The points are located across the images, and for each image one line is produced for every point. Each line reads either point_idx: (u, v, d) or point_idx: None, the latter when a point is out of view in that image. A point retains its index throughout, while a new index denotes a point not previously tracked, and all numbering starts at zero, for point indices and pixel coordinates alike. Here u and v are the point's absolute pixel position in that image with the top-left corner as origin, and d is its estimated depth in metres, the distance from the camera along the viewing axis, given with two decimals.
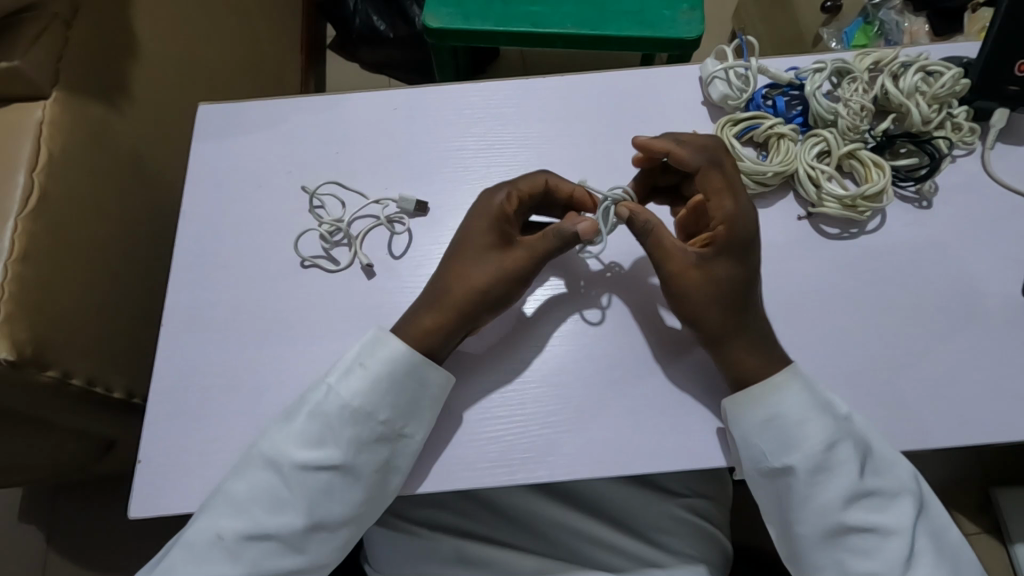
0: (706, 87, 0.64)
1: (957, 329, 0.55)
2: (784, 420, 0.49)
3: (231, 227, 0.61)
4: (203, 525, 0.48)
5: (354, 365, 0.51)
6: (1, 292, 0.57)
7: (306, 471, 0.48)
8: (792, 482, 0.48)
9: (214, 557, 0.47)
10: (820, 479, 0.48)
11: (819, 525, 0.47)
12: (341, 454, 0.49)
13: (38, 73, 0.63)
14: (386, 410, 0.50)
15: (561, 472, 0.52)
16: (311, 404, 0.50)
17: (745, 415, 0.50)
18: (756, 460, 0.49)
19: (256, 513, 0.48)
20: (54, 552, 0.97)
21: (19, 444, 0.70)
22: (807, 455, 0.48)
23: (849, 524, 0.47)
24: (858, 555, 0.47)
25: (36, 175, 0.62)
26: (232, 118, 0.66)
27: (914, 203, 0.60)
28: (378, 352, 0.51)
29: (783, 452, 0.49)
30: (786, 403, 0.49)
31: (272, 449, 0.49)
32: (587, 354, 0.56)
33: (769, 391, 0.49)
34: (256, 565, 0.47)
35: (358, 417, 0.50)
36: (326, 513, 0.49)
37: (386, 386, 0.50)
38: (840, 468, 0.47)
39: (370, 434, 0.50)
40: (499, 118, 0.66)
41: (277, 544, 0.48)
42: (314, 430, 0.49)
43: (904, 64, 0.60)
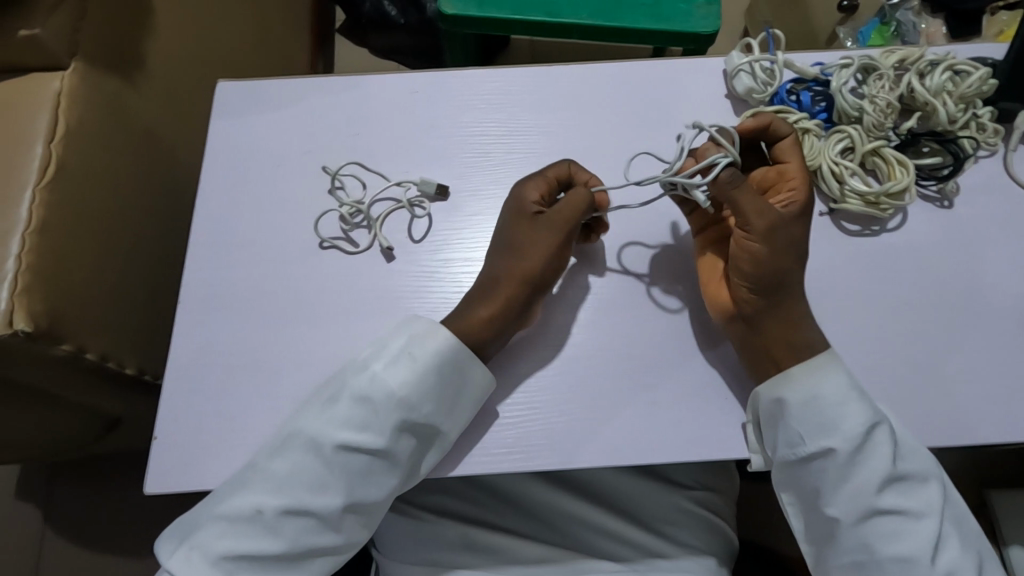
0: (731, 80, 0.64)
1: (975, 330, 0.55)
2: (823, 401, 0.49)
3: (248, 206, 0.60)
4: (241, 500, 0.47)
5: (401, 354, 0.51)
6: (17, 263, 0.56)
7: (349, 454, 0.48)
8: (825, 463, 0.48)
9: (251, 531, 0.47)
10: (857, 459, 0.48)
11: (853, 507, 0.47)
12: (383, 441, 0.49)
13: (57, 43, 0.62)
14: (429, 403, 0.50)
15: (578, 460, 0.52)
16: (355, 389, 0.50)
17: (781, 394, 0.50)
18: (793, 443, 0.49)
19: (298, 492, 0.47)
20: (56, 528, 0.97)
21: (29, 417, 0.69)
22: (848, 436, 0.48)
23: (879, 507, 0.47)
24: (885, 538, 0.47)
25: (53, 146, 0.61)
26: (251, 96, 0.65)
27: (936, 203, 0.60)
28: (426, 343, 0.51)
29: (820, 434, 0.49)
30: (824, 384, 0.49)
31: (317, 432, 0.49)
32: (605, 342, 0.56)
33: (810, 370, 0.50)
34: (295, 541, 0.47)
35: (402, 407, 0.49)
36: (363, 495, 0.49)
37: (431, 378, 0.50)
38: (878, 450, 0.48)
39: (411, 423, 0.50)
40: (522, 104, 0.65)
41: (316, 522, 0.48)
42: (359, 416, 0.49)
43: (931, 63, 0.60)
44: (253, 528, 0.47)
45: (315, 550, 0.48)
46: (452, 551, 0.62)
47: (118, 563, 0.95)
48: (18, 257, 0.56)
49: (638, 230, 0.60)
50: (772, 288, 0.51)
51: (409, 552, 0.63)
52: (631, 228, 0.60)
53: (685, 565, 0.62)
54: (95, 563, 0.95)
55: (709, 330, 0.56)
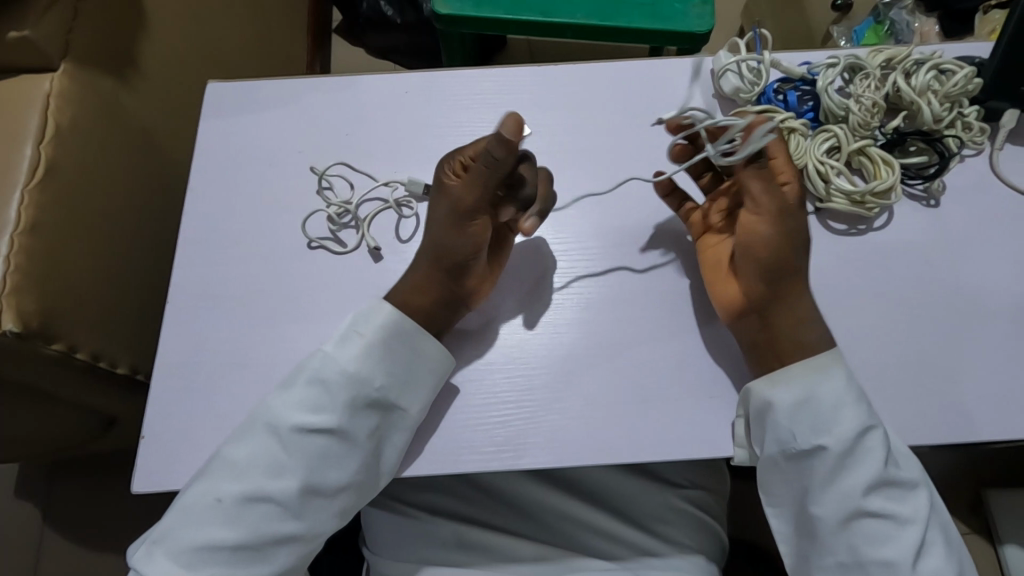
0: (718, 80, 0.64)
1: (961, 328, 0.55)
2: (818, 403, 0.49)
3: (238, 206, 0.61)
4: (202, 489, 0.48)
5: (350, 333, 0.52)
6: (7, 263, 0.57)
7: (304, 435, 0.49)
8: (815, 463, 0.48)
9: (212, 519, 0.47)
10: (847, 462, 0.48)
11: (839, 508, 0.47)
12: (338, 419, 0.49)
13: (48, 44, 0.62)
14: (381, 375, 0.51)
15: (564, 458, 0.52)
16: (309, 371, 0.50)
17: (775, 392, 0.50)
18: (784, 441, 0.49)
19: (256, 477, 0.48)
20: (53, 527, 0.97)
21: (22, 417, 0.70)
22: (840, 438, 0.48)
23: (866, 510, 0.47)
24: (870, 541, 0.47)
25: (43, 147, 0.61)
26: (242, 96, 0.65)
27: (922, 202, 0.60)
28: (373, 318, 0.52)
29: (812, 434, 0.49)
30: (820, 385, 0.49)
31: (272, 415, 0.49)
32: (592, 339, 0.56)
33: (807, 372, 0.50)
34: (255, 528, 0.47)
35: (354, 381, 0.50)
36: (323, 478, 0.49)
37: (381, 353, 0.52)
38: (869, 455, 0.47)
39: (365, 399, 0.50)
40: (511, 104, 0.65)
41: (277, 507, 0.48)
42: (312, 397, 0.50)
43: (917, 62, 0.60)
44: (213, 515, 0.47)
45: (276, 536, 0.48)
46: (443, 550, 0.63)
47: (114, 561, 0.96)
48: (9, 258, 0.57)
49: (626, 230, 0.60)
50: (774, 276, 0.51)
51: (401, 550, 0.63)
52: (618, 226, 0.60)
53: (677, 562, 0.62)
54: (92, 562, 0.96)
55: (696, 328, 0.56)
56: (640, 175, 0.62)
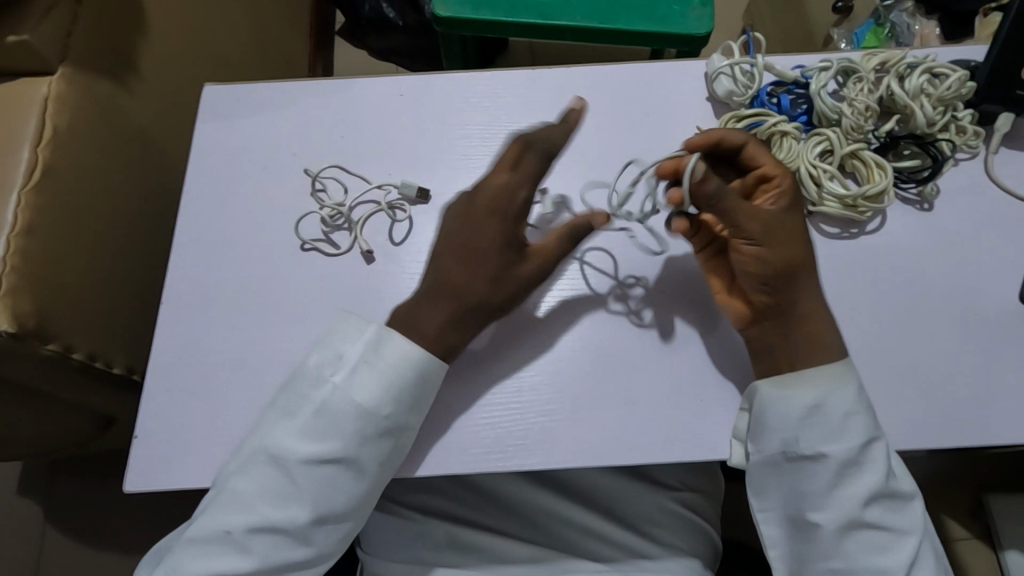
0: (712, 83, 0.64)
1: (954, 332, 0.55)
2: (824, 413, 0.49)
3: (233, 208, 0.61)
4: (210, 520, 0.49)
5: (360, 363, 0.51)
6: (4, 265, 0.57)
7: (311, 466, 0.49)
8: (819, 469, 0.49)
9: (222, 548, 0.48)
10: (849, 472, 0.48)
11: (838, 515, 0.48)
12: (345, 449, 0.49)
13: (46, 48, 0.63)
14: (389, 406, 0.50)
15: (554, 460, 0.52)
16: (316, 403, 0.50)
17: (784, 394, 0.50)
18: (789, 444, 0.49)
19: (262, 507, 0.48)
20: (52, 524, 0.98)
21: (21, 417, 0.70)
22: (845, 447, 0.48)
23: (865, 519, 0.48)
24: (866, 548, 0.48)
25: (40, 150, 0.62)
26: (238, 99, 0.66)
27: (916, 206, 0.60)
28: (385, 346, 0.51)
29: (820, 441, 0.49)
30: (831, 394, 0.49)
31: (277, 446, 0.49)
32: (583, 342, 0.56)
33: (818, 379, 0.49)
34: (265, 557, 0.48)
35: (363, 413, 0.50)
36: (330, 506, 0.49)
37: (395, 380, 0.50)
38: (871, 466, 0.48)
39: (374, 430, 0.50)
40: (505, 107, 0.66)
41: (285, 535, 0.48)
42: (319, 428, 0.49)
43: (910, 65, 0.60)
44: (223, 546, 0.48)
45: (288, 562, 0.49)
46: (434, 550, 0.63)
47: (113, 559, 0.97)
48: (5, 260, 0.57)
49: (619, 232, 0.60)
50: (776, 284, 0.50)
51: (393, 551, 0.64)
52: (611, 229, 0.60)
53: (667, 565, 0.62)
54: (91, 559, 0.96)
55: (687, 331, 0.56)
56: (633, 178, 0.62)
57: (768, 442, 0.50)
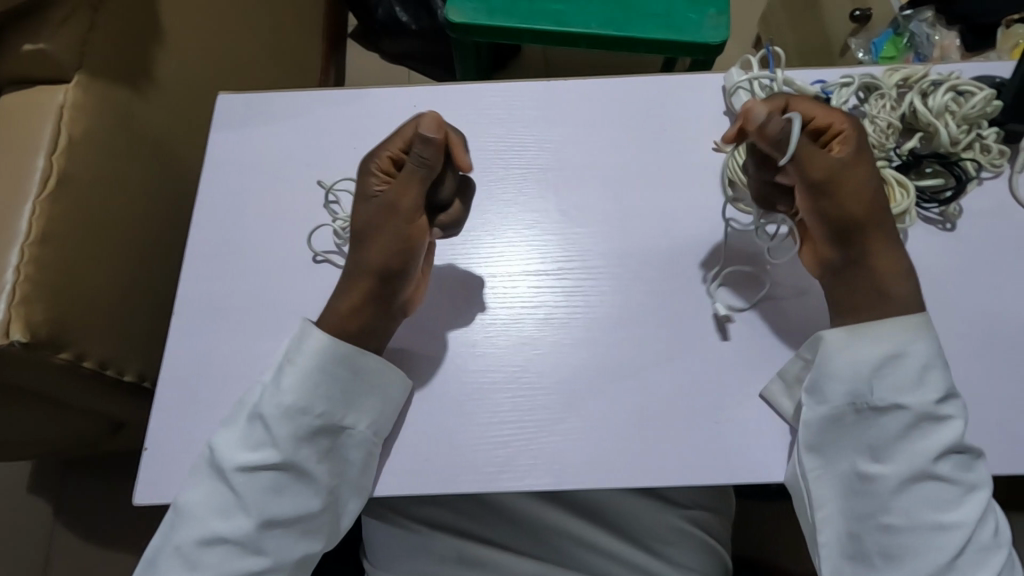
0: (730, 97, 0.63)
1: (976, 357, 0.54)
2: (907, 362, 0.48)
3: (246, 218, 0.61)
4: (162, 538, 0.50)
5: (285, 363, 0.51)
6: (19, 272, 0.57)
7: (248, 473, 0.49)
8: (890, 422, 0.48)
9: (174, 565, 0.49)
10: (924, 425, 0.48)
11: (907, 468, 0.47)
12: (279, 453, 0.49)
13: (62, 57, 0.63)
14: (321, 403, 0.50)
15: (564, 481, 0.52)
16: (249, 407, 0.51)
17: (863, 348, 0.49)
18: (863, 396, 0.49)
19: (208, 519, 0.49)
20: (61, 525, 0.98)
21: (32, 422, 0.70)
22: (922, 399, 0.48)
23: (936, 473, 0.47)
24: (927, 503, 0.47)
25: (56, 157, 0.62)
26: (252, 108, 0.66)
27: (938, 225, 0.58)
28: (303, 346, 0.51)
29: (897, 393, 0.48)
30: (912, 346, 0.49)
31: (216, 455, 0.50)
32: (595, 361, 0.55)
33: (897, 330, 0.49)
34: (218, 567, 0.49)
35: (290, 415, 0.49)
36: (278, 512, 0.49)
37: (318, 380, 0.51)
38: (950, 420, 0.48)
39: (306, 430, 0.50)
40: (520, 119, 0.65)
41: (235, 543, 0.49)
42: (251, 434, 0.50)
43: (935, 82, 0.59)
44: (176, 562, 0.49)
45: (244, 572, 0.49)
46: (442, 565, 0.63)
47: (120, 561, 0.97)
48: (19, 267, 0.57)
49: (635, 248, 0.59)
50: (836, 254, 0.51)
51: (400, 564, 0.63)
52: (626, 245, 0.59)
53: None
54: (99, 561, 0.97)
55: (702, 351, 0.55)
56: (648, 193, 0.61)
57: (836, 394, 0.49)
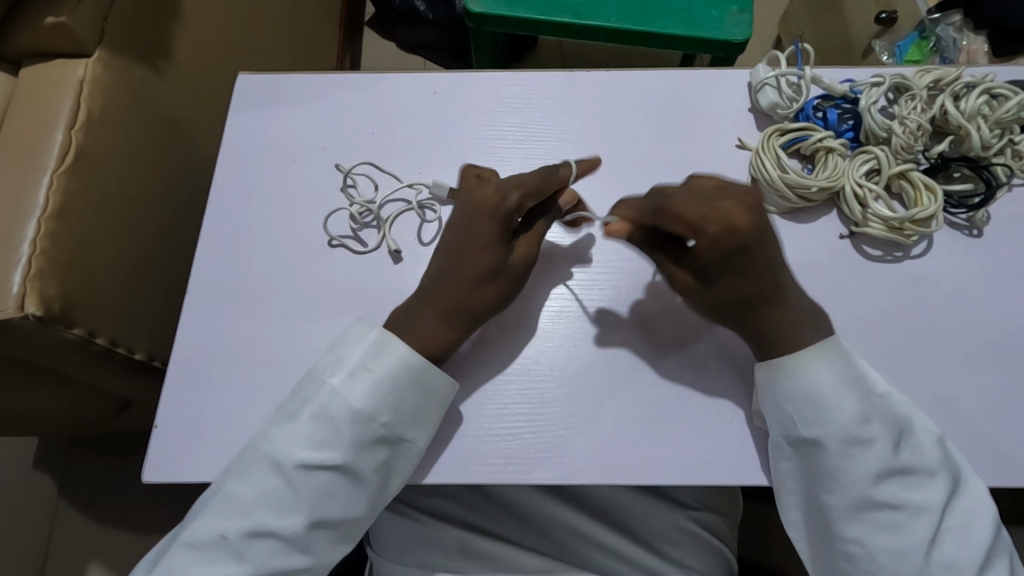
0: (756, 94, 0.62)
1: (1001, 365, 0.53)
2: (815, 390, 0.48)
3: (262, 199, 0.61)
4: (208, 525, 0.47)
5: (359, 369, 0.50)
6: (32, 247, 0.57)
7: (309, 472, 0.48)
8: (817, 450, 0.48)
9: (216, 558, 0.47)
10: (849, 451, 0.47)
11: (846, 495, 0.47)
12: (343, 456, 0.48)
13: (83, 31, 0.63)
14: (390, 413, 0.49)
15: (574, 476, 0.51)
16: (315, 406, 0.49)
17: (775, 378, 0.49)
18: (786, 426, 0.49)
19: (259, 514, 0.47)
20: (66, 500, 0.98)
21: (43, 396, 0.70)
22: (840, 426, 0.47)
23: (874, 497, 0.47)
24: (880, 529, 0.47)
25: (73, 133, 0.62)
26: (270, 90, 0.65)
27: (964, 231, 0.58)
28: (384, 355, 0.50)
29: (814, 422, 0.48)
30: (819, 373, 0.48)
31: (275, 450, 0.48)
32: (609, 358, 0.55)
33: (801, 360, 0.49)
34: (261, 565, 0.47)
35: (361, 419, 0.49)
36: (328, 513, 0.48)
37: (391, 389, 0.50)
38: (872, 442, 0.47)
39: (371, 436, 0.49)
40: (541, 110, 0.64)
41: (282, 543, 0.47)
42: (319, 434, 0.48)
43: (967, 85, 0.58)
44: (218, 555, 0.47)
45: (283, 571, 0.47)
46: (445, 557, 0.62)
47: (123, 538, 0.97)
48: (34, 242, 0.57)
49: None
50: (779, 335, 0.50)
51: (401, 553, 0.63)
52: None
53: None
54: (100, 540, 0.97)
55: (719, 349, 0.54)
56: None
57: (766, 425, 0.50)
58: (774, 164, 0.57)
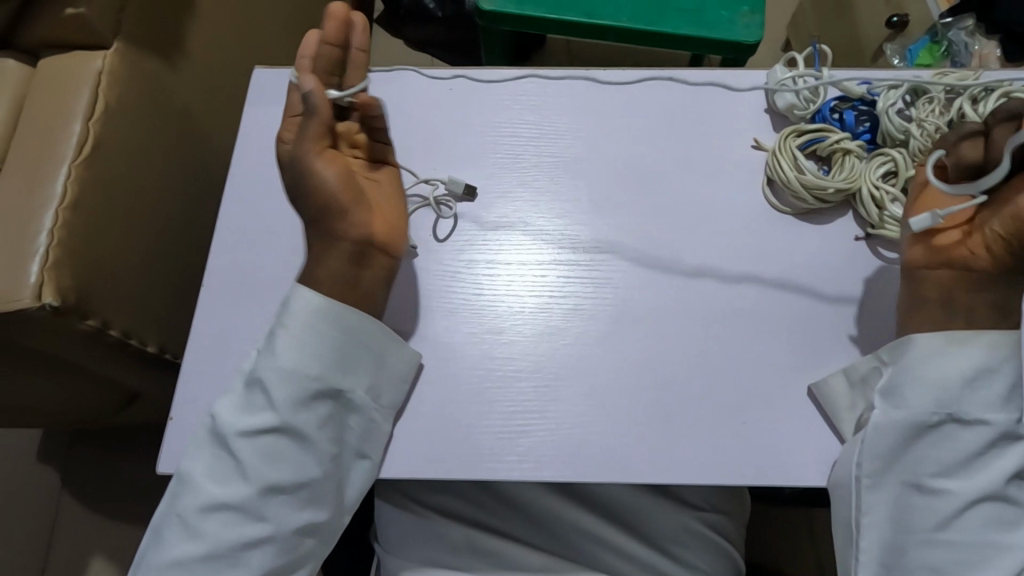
0: (772, 95, 0.62)
1: None
2: (981, 378, 0.48)
3: (279, 194, 0.61)
4: (166, 506, 0.50)
5: (276, 330, 0.52)
6: (50, 237, 0.57)
7: (250, 437, 0.49)
8: (965, 436, 0.48)
9: (177, 534, 0.49)
10: (1000, 444, 0.48)
11: (974, 484, 0.48)
12: (279, 415, 0.49)
13: (101, 22, 0.63)
14: (316, 365, 0.51)
15: (589, 474, 0.51)
16: (245, 373, 0.51)
17: (952, 352, 0.49)
18: (946, 406, 0.48)
19: (209, 486, 0.49)
20: (69, 493, 0.98)
21: (54, 387, 0.70)
22: (1002, 418, 0.48)
23: (1001, 492, 0.47)
24: (990, 523, 0.47)
25: (90, 124, 0.62)
26: (286, 85, 0.65)
27: None
28: (291, 308, 0.52)
29: (978, 409, 0.48)
30: (996, 363, 0.49)
31: (217, 421, 0.50)
32: (624, 356, 0.55)
33: (986, 344, 0.49)
34: (218, 534, 0.48)
35: (290, 377, 0.50)
36: (276, 475, 0.49)
37: (313, 343, 0.51)
38: (1020, 442, 0.48)
39: (307, 393, 0.50)
40: (556, 108, 0.64)
41: (235, 511, 0.49)
42: (251, 398, 0.50)
43: (986, 88, 0.58)
44: (177, 531, 0.49)
45: (243, 540, 0.48)
46: (456, 554, 0.62)
47: (126, 532, 0.97)
48: (51, 232, 0.57)
49: (669, 244, 0.59)
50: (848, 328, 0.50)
51: (412, 551, 0.63)
52: (659, 240, 0.59)
53: None
54: (105, 533, 0.97)
55: (734, 348, 0.54)
56: (682, 189, 0.60)
57: (926, 403, 0.49)
58: (791, 165, 0.57)
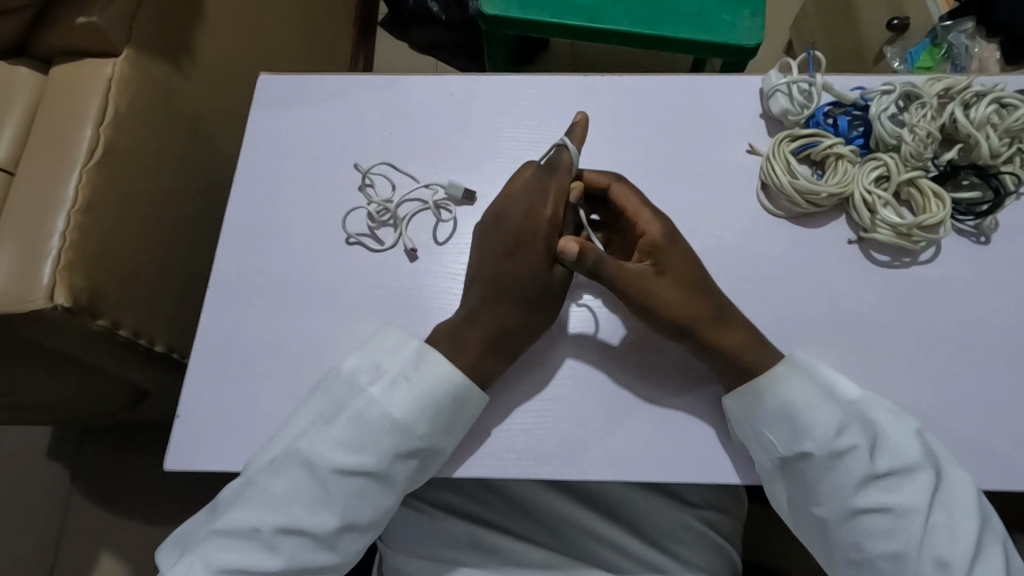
0: (767, 100, 0.63)
1: (1007, 370, 0.54)
2: (790, 409, 0.50)
3: (283, 197, 0.62)
4: (240, 517, 0.48)
5: (399, 378, 0.51)
6: (63, 240, 0.59)
7: (345, 476, 0.49)
8: (803, 467, 0.50)
9: (249, 544, 0.48)
10: (834, 462, 0.49)
11: (836, 506, 0.49)
12: (377, 461, 0.50)
13: (111, 31, 0.65)
14: (425, 425, 0.50)
15: (585, 471, 0.52)
16: (353, 411, 0.50)
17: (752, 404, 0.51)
18: (769, 450, 0.50)
19: (294, 510, 0.49)
20: (78, 489, 1.00)
21: (66, 384, 0.72)
22: (820, 441, 0.49)
23: (861, 504, 0.48)
24: (873, 535, 0.48)
25: (101, 130, 0.64)
26: (291, 91, 0.67)
27: (971, 237, 0.58)
28: (423, 366, 0.52)
29: (796, 440, 0.50)
30: (790, 391, 0.50)
31: (310, 453, 0.49)
32: (620, 356, 0.56)
33: (769, 383, 0.51)
34: (291, 557, 0.48)
35: (398, 429, 0.50)
36: (359, 514, 0.50)
37: (429, 404, 0.51)
38: (853, 451, 0.48)
39: (408, 448, 0.50)
40: (555, 112, 0.65)
41: (309, 538, 0.49)
42: (356, 437, 0.50)
43: (978, 94, 0.58)
44: (253, 542, 0.48)
45: (310, 567, 0.49)
46: (457, 549, 0.63)
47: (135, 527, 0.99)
48: (64, 234, 0.59)
49: None
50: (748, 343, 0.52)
51: (414, 547, 0.64)
52: None
53: None
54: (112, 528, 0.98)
55: None
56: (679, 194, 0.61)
57: (754, 451, 0.51)
58: (785, 171, 0.58)
